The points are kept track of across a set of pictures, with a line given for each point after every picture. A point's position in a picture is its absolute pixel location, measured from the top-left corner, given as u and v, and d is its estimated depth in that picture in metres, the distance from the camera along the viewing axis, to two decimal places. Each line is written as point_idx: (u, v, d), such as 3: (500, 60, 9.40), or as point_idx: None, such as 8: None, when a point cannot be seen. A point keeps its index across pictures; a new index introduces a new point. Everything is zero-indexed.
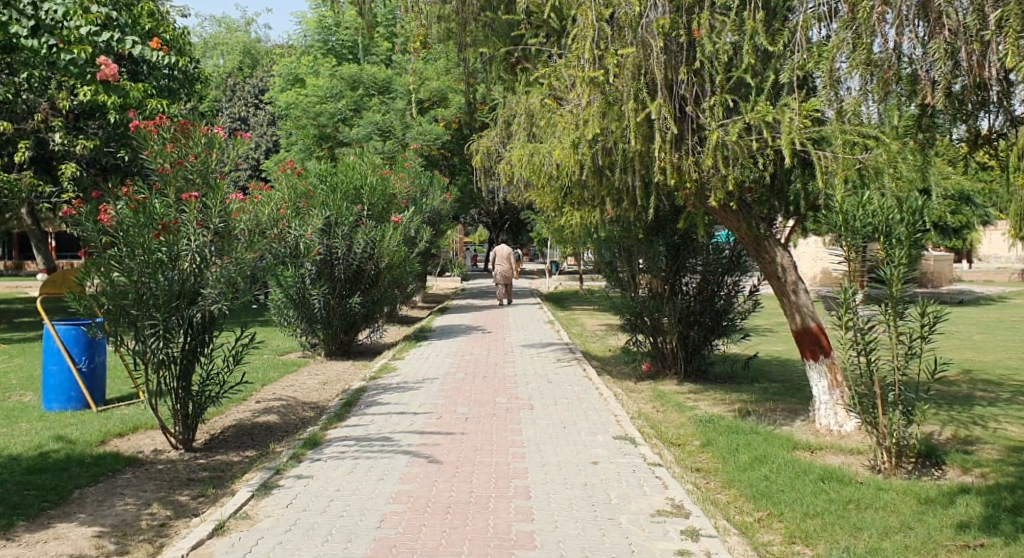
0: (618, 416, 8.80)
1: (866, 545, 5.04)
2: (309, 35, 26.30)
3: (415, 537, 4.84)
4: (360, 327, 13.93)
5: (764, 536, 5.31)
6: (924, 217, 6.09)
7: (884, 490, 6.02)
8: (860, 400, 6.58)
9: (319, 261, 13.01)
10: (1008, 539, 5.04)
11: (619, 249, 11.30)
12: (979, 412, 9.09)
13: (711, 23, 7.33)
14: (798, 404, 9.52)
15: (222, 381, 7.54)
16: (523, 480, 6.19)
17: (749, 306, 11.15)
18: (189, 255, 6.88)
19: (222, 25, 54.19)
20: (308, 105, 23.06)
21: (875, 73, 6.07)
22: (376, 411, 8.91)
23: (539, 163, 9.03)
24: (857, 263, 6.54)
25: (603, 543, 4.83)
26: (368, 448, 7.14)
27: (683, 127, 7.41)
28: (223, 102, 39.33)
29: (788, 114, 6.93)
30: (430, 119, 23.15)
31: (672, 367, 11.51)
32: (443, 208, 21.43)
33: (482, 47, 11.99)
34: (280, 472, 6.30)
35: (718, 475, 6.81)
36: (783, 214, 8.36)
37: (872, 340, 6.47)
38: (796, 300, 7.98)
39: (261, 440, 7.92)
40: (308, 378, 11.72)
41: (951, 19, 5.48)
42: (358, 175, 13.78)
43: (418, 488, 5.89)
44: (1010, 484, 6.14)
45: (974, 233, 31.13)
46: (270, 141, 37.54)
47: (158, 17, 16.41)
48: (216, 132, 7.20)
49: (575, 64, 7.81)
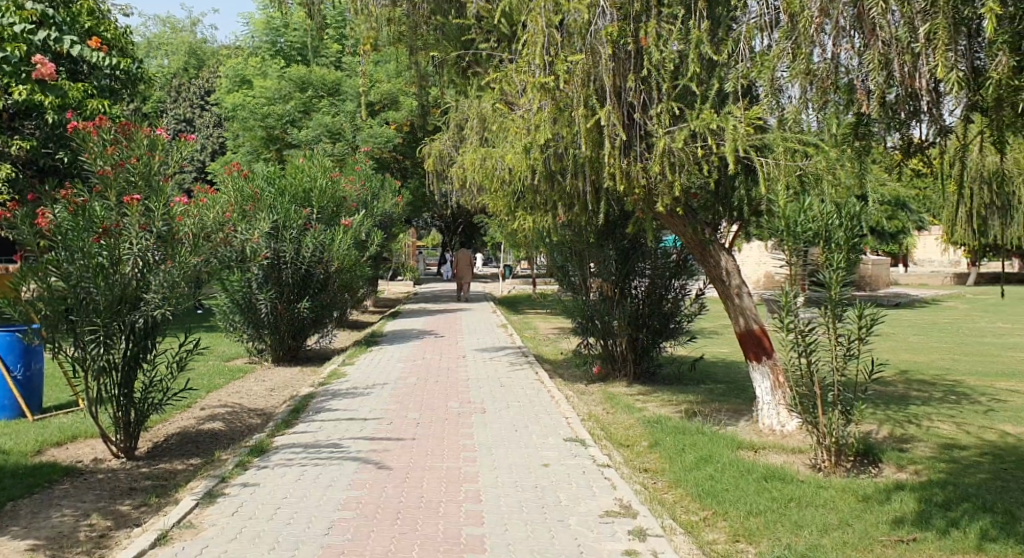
0: (570, 418, 8.87)
1: (806, 542, 5.17)
2: (256, 35, 25.87)
3: (363, 544, 4.83)
4: (308, 332, 13.79)
5: (709, 535, 5.45)
6: (861, 223, 6.39)
7: (823, 487, 6.20)
8: (801, 401, 6.75)
9: (266, 266, 12.81)
10: (940, 533, 5.21)
11: (571, 253, 11.55)
12: (914, 411, 9.38)
13: (659, 32, 7.44)
14: (743, 405, 9.73)
15: (166, 388, 7.43)
16: (474, 485, 6.22)
17: (696, 309, 11.34)
18: (130, 260, 6.73)
19: (166, 25, 53.25)
20: (255, 107, 22.81)
21: (814, 82, 5.96)
22: (325, 417, 8.85)
23: (491, 166, 9.10)
24: (799, 267, 6.69)
25: (553, 545, 4.88)
26: (317, 455, 7.09)
27: (632, 133, 7.61)
28: (167, 102, 38.66)
29: (732, 123, 7.18)
30: (381, 122, 22.95)
31: (622, 369, 11.58)
32: (393, 213, 21.25)
33: (433, 51, 12.16)
34: (225, 480, 6.22)
35: (665, 475, 6.94)
36: (727, 219, 8.56)
37: (813, 342, 6.63)
38: (740, 303, 8.16)
39: (207, 447, 7.82)
40: (254, 383, 11.58)
41: (884, 31, 5.39)
42: (308, 178, 13.67)
43: (368, 495, 5.88)
44: (943, 479, 6.36)
45: (911, 238, 31.93)
46: (216, 143, 37.07)
47: (99, 16, 15.98)
48: (158, 134, 7.06)
49: (526, 70, 7.90)
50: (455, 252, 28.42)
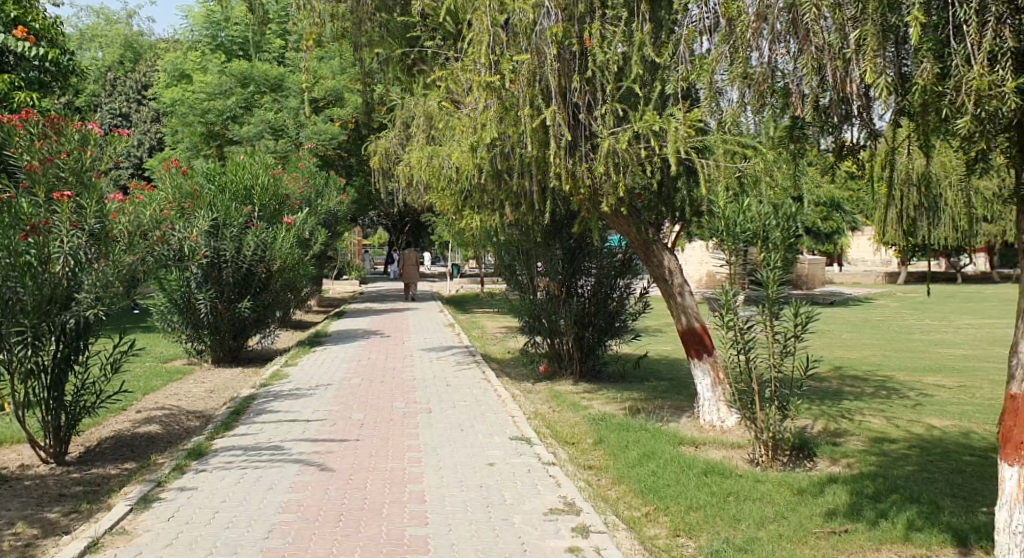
0: (516, 417, 8.91)
1: (743, 535, 5.28)
2: (195, 29, 25.35)
3: (304, 547, 4.78)
4: (249, 333, 13.58)
5: (650, 530, 5.52)
6: (797, 223, 6.55)
7: (761, 481, 6.33)
8: (740, 397, 6.85)
9: (205, 264, 12.56)
10: (870, 524, 5.37)
11: (518, 252, 11.58)
12: (848, 406, 9.64)
13: (603, 33, 7.48)
14: (685, 401, 9.88)
15: (99, 391, 7.26)
16: (418, 485, 6.20)
17: (641, 307, 11.42)
18: (60, 259, 6.53)
19: (100, 16, 51.83)
20: (195, 102, 22.38)
21: (751, 86, 6.02)
22: (267, 419, 8.73)
23: (438, 165, 9.07)
24: (738, 267, 6.81)
25: (496, 544, 4.89)
26: (258, 458, 7.00)
27: (577, 134, 7.70)
28: (102, 96, 37.65)
29: (674, 124, 7.23)
30: (325, 119, 22.70)
31: (568, 367, 11.62)
32: (338, 211, 21.03)
33: (377, 48, 12.08)
34: (161, 484, 6.09)
35: (609, 472, 7.01)
36: (669, 219, 8.68)
37: (751, 339, 6.78)
38: (682, 302, 8.28)
39: (142, 451, 7.64)
40: (193, 385, 11.36)
41: (818, 36, 5.42)
42: (249, 174, 13.36)
43: (309, 497, 5.82)
44: (873, 472, 6.55)
45: (845, 237, 32.78)
46: (153, 138, 36.23)
47: (28, 6, 15.49)
48: (90, 128, 6.89)
49: (473, 69, 7.94)
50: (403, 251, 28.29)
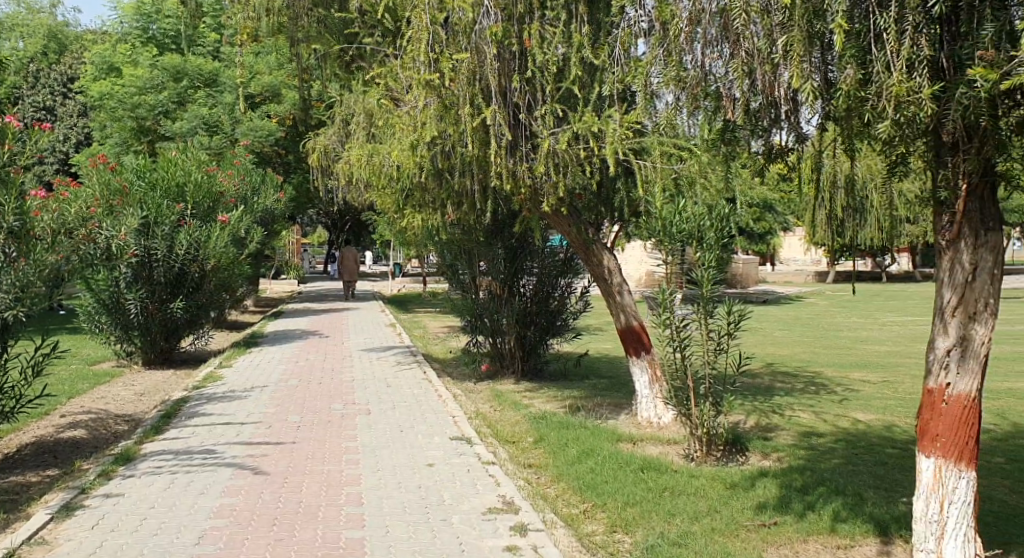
0: (456, 417, 8.89)
1: (678, 529, 5.35)
2: (125, 21, 24.62)
3: (236, 553, 4.68)
4: (182, 334, 13.26)
5: (587, 526, 5.56)
6: (730, 224, 6.65)
7: (695, 476, 6.43)
8: (676, 394, 6.96)
9: (135, 264, 12.22)
10: (799, 516, 5.49)
11: (460, 251, 11.56)
12: (779, 401, 9.86)
13: (542, 34, 7.56)
14: (624, 399, 9.98)
15: (18, 396, 7.00)
16: (356, 487, 6.14)
17: (581, 306, 11.55)
18: None
19: (23, 5, 49.98)
20: (125, 96, 21.77)
21: (685, 89, 6.13)
22: (200, 422, 8.54)
23: (379, 162, 8.98)
24: (675, 265, 6.97)
25: (433, 545, 4.87)
26: (189, 462, 6.84)
27: (518, 133, 7.71)
28: (25, 88, 36.32)
29: (611, 126, 7.29)
30: (261, 115, 22.29)
31: (510, 366, 11.63)
32: (275, 209, 20.68)
33: (314, 43, 11.90)
34: (86, 491, 5.91)
35: (548, 470, 7.04)
36: (608, 218, 8.76)
37: (686, 337, 6.84)
38: (621, 301, 8.34)
39: (66, 457, 7.40)
40: (122, 389, 11.05)
41: (747, 43, 5.53)
42: (182, 172, 13.11)
43: (242, 502, 5.71)
44: (802, 465, 6.72)
45: (778, 237, 33.58)
46: (80, 133, 35.07)
47: None
48: (8, 121, 6.63)
49: (411, 66, 7.82)
50: (346, 250, 28.05)
